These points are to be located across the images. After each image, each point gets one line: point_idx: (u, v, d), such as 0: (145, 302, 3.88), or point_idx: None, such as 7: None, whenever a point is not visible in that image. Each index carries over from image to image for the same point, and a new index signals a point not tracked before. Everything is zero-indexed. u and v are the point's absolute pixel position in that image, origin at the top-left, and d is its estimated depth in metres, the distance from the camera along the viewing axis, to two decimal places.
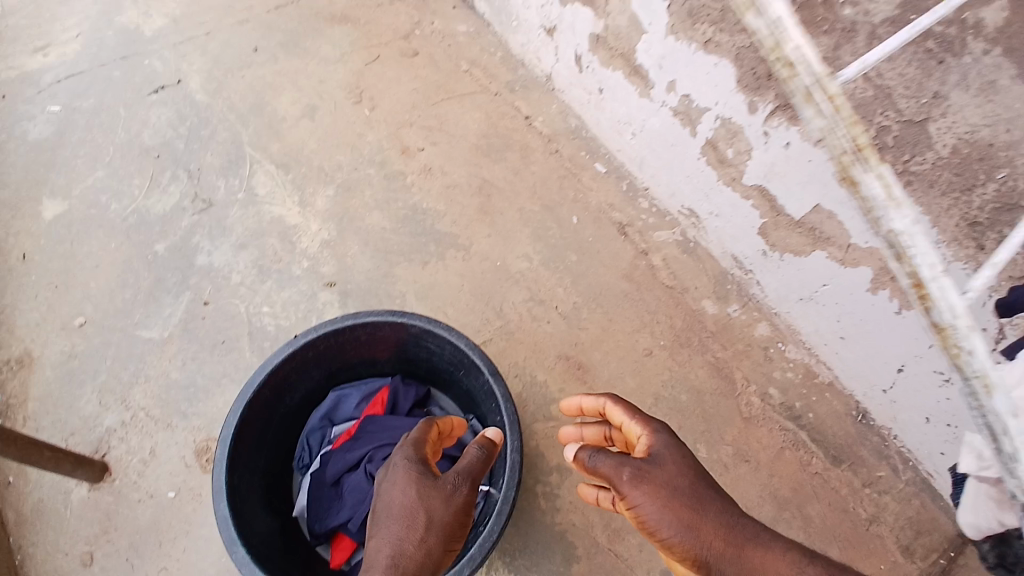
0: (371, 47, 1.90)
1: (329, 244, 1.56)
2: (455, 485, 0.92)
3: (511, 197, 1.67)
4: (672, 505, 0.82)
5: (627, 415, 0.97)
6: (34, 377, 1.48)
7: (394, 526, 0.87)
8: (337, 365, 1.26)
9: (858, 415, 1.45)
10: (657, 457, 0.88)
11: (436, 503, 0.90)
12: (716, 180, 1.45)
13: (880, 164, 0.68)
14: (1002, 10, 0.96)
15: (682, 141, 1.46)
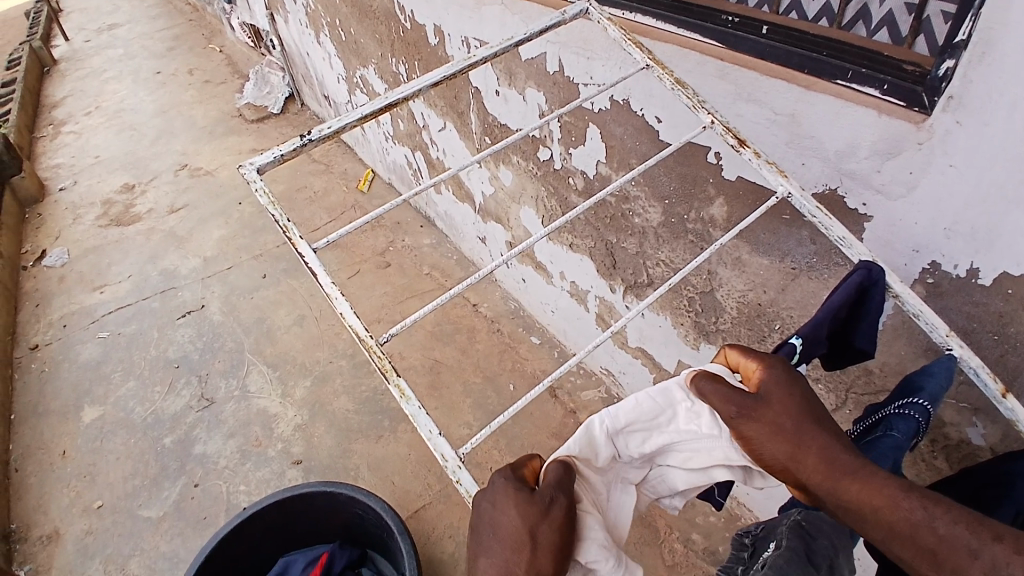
0: (353, 265, 2.43)
1: (302, 427, 1.85)
2: (554, 498, 0.58)
3: (458, 372, 1.97)
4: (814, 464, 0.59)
5: (745, 357, 0.67)
6: (58, 551, 1.73)
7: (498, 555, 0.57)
8: (288, 533, 1.48)
9: None
10: (772, 393, 0.62)
11: (551, 530, 0.56)
12: (612, 346, 1.70)
13: (398, 376, 0.70)
14: (722, 206, 1.10)
15: (582, 315, 1.77)
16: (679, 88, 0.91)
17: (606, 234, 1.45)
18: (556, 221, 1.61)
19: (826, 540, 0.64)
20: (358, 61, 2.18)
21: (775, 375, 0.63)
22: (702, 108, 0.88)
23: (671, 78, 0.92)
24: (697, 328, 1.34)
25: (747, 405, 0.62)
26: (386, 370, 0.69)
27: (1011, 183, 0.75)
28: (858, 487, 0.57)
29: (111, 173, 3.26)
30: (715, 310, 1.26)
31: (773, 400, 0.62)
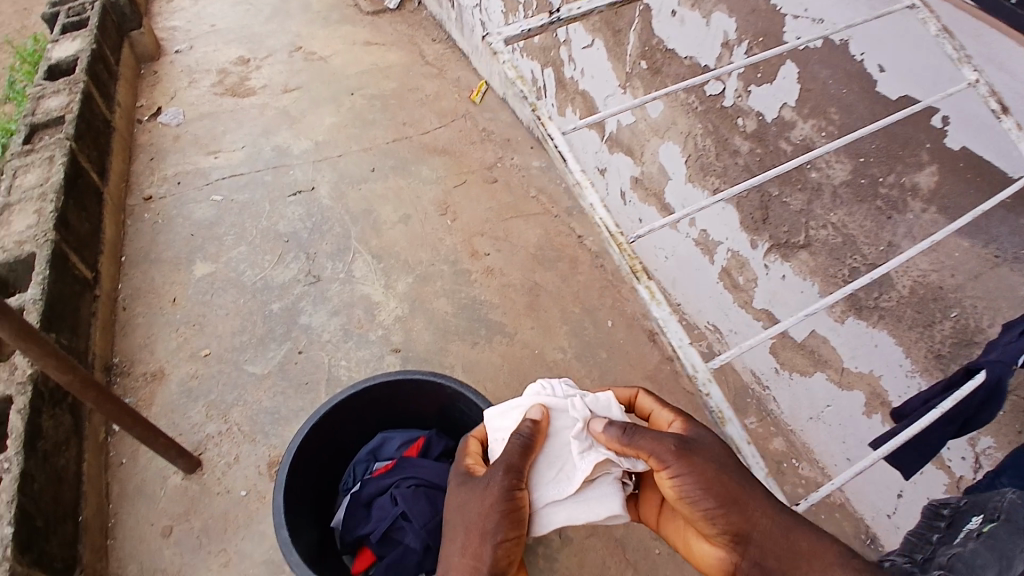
0: (461, 174, 2.38)
1: (401, 318, 1.88)
2: (497, 483, 0.94)
3: (557, 298, 1.96)
4: (751, 515, 0.81)
5: (660, 407, 1.01)
6: (162, 388, 1.76)
7: (461, 538, 0.92)
8: (390, 411, 1.51)
9: (868, 540, 1.56)
10: (702, 442, 0.88)
11: (483, 504, 0.93)
12: (731, 302, 1.69)
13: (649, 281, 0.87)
14: (932, 176, 1.13)
15: (704, 266, 1.74)
16: (946, 36, 0.84)
17: (768, 186, 1.43)
18: (704, 163, 1.57)
19: None
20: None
21: (706, 433, 0.89)
22: (969, 64, 0.83)
23: (937, 24, 0.85)
24: (849, 301, 1.39)
25: (677, 447, 0.86)
26: (640, 275, 0.88)
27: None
28: (798, 547, 0.79)
29: (228, 44, 3.28)
30: (884, 286, 1.30)
31: (699, 449, 0.86)
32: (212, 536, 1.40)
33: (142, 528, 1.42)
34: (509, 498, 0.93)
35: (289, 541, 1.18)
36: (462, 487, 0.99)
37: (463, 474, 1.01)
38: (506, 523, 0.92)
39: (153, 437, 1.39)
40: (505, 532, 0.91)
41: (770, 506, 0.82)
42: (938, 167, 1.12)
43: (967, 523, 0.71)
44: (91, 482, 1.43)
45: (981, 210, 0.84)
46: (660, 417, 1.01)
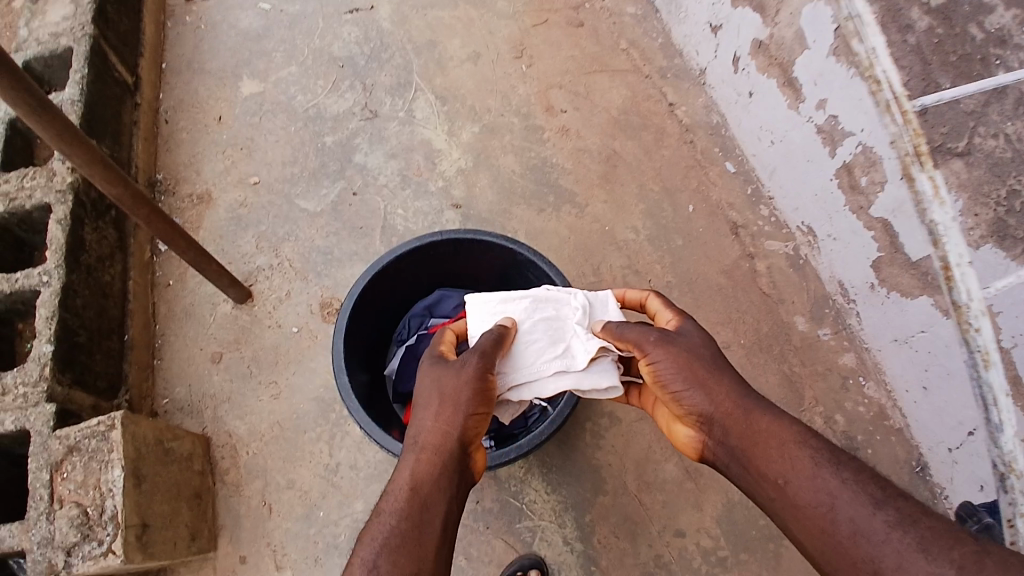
0: (542, 11, 2.01)
1: (463, 172, 1.72)
2: (463, 368, 1.03)
3: (635, 172, 1.75)
4: (721, 398, 0.96)
5: (668, 309, 1.10)
6: (210, 212, 1.67)
7: (432, 407, 1.01)
8: (450, 268, 1.41)
9: (916, 467, 1.49)
10: (689, 335, 1.02)
11: (459, 381, 1.01)
12: (842, 204, 1.51)
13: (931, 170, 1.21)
14: None
15: (819, 160, 1.54)
16: None
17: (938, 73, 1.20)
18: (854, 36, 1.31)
19: None
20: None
21: (696, 331, 1.03)
22: None
23: None
24: None
25: (653, 338, 1.01)
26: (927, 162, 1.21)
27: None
28: (763, 426, 0.93)
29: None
30: None
31: (673, 340, 1.01)
32: (263, 367, 1.34)
33: (192, 350, 1.37)
34: (482, 377, 1.03)
35: (348, 386, 1.14)
36: (424, 370, 1.07)
37: (428, 358, 1.09)
38: (477, 398, 1.01)
39: (205, 263, 1.31)
40: (477, 407, 1.01)
41: (739, 393, 0.96)
42: None
43: None
44: (137, 301, 1.41)
45: None
46: (662, 316, 1.10)
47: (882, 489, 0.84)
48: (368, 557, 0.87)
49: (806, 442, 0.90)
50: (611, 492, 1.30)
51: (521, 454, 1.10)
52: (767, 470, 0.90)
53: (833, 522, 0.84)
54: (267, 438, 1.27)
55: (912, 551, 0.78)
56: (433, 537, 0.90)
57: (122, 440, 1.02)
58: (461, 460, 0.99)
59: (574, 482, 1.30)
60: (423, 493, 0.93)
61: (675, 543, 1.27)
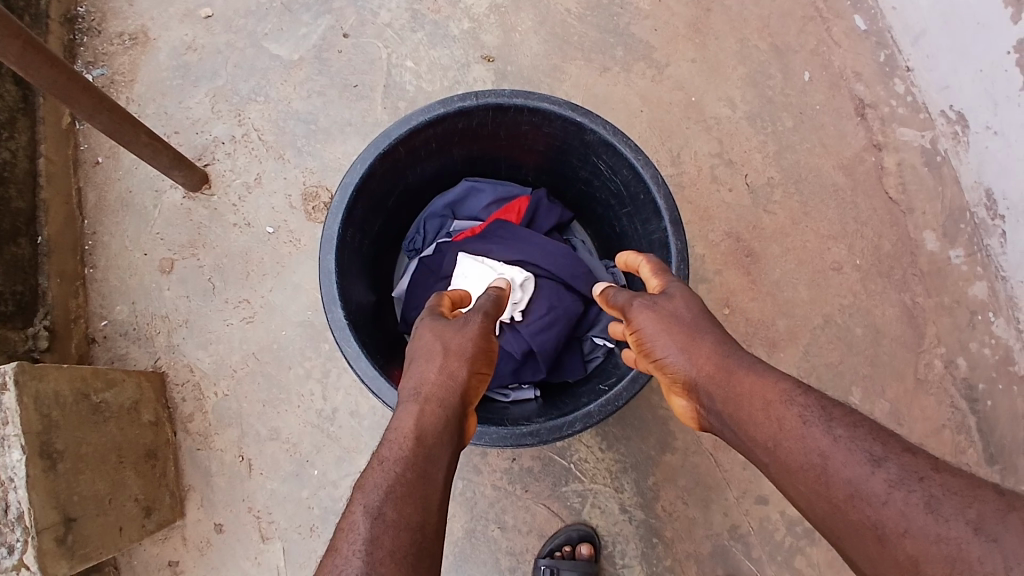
0: None
1: (499, 10, 1.22)
2: (467, 321, 0.69)
3: (736, 21, 1.26)
4: (701, 355, 0.64)
5: (651, 270, 0.75)
6: (146, 59, 1.20)
7: (417, 363, 0.66)
8: (481, 150, 1.00)
9: None
10: (672, 289, 0.70)
11: (462, 338, 0.68)
12: (1018, 88, 1.10)
13: None
14: None
15: (996, 25, 1.12)
16: None
17: None
18: None
19: None
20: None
21: (679, 285, 0.71)
22: None
23: None
24: None
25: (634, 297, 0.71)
26: None
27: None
28: (752, 382, 0.60)
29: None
30: None
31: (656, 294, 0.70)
32: (229, 280, 1.05)
33: (132, 257, 1.07)
34: (490, 337, 0.70)
35: (343, 322, 0.79)
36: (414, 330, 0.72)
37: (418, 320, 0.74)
38: (482, 361, 0.68)
39: (127, 131, 0.91)
40: (483, 365, 0.68)
41: (725, 348, 0.64)
42: None
43: None
44: (52, 187, 1.06)
45: None
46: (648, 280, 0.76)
47: (883, 439, 0.53)
48: (369, 502, 0.53)
49: (792, 390, 0.58)
50: (680, 451, 1.05)
51: (586, 427, 0.78)
52: (753, 436, 0.58)
53: (826, 486, 0.52)
54: (239, 373, 1.03)
55: (920, 511, 0.48)
56: (440, 499, 0.55)
57: (20, 406, 0.79)
58: (465, 427, 0.65)
59: (636, 437, 1.05)
60: (426, 449, 0.58)
61: (756, 511, 1.05)
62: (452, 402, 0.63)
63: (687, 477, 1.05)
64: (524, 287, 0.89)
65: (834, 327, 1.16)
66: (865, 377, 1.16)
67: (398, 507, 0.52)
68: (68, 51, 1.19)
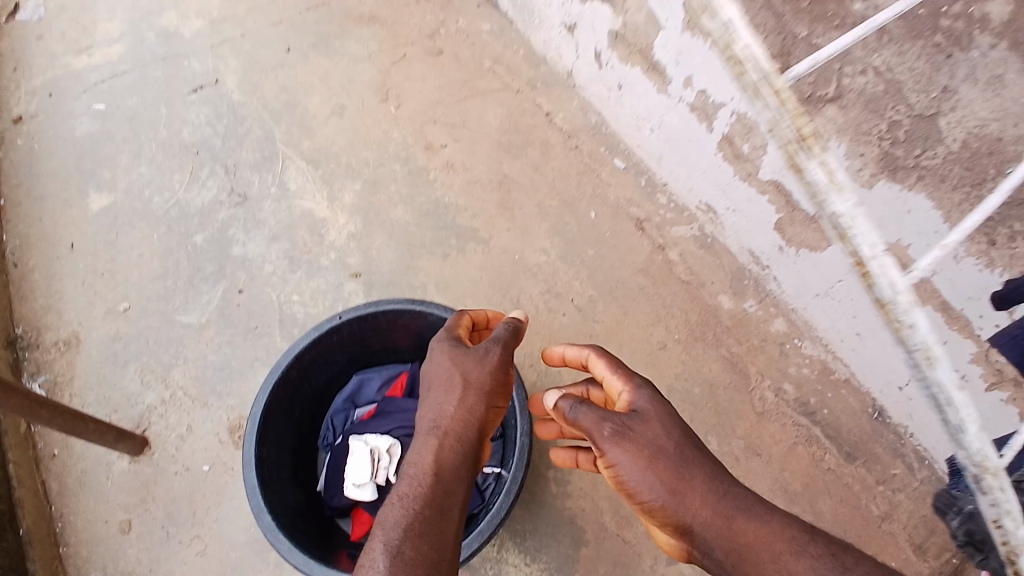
0: (398, 47, 1.92)
1: (355, 237, 1.60)
2: (491, 355, 0.95)
3: (531, 192, 1.69)
4: (697, 501, 0.79)
5: (616, 376, 0.98)
6: (80, 356, 1.47)
7: (438, 394, 0.91)
8: (362, 349, 1.29)
9: (874, 412, 1.44)
10: (644, 415, 0.88)
11: (479, 371, 0.93)
12: (732, 176, 1.45)
13: (821, 153, 0.81)
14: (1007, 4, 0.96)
15: (698, 135, 1.48)
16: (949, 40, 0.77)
17: (793, 24, 1.10)
18: None
19: None
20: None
21: (647, 410, 0.89)
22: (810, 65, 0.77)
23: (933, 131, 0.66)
24: (884, 160, 1.10)
25: (611, 428, 0.86)
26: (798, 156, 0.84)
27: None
28: (734, 506, 0.78)
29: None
30: (932, 140, 1.05)
31: (641, 430, 0.86)
32: (180, 522, 1.24)
33: (95, 527, 1.25)
34: (500, 373, 0.95)
35: (272, 524, 0.99)
36: (439, 350, 0.97)
37: (442, 344, 0.97)
38: (489, 396, 0.92)
39: (78, 423, 1.12)
40: (493, 400, 0.92)
41: (714, 486, 0.80)
42: None
43: None
44: (24, 485, 1.27)
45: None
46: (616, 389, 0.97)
47: None
48: (390, 540, 0.73)
49: (801, 546, 0.72)
50: (592, 541, 1.24)
51: (483, 542, 1.00)
52: None
53: None
54: None
55: None
56: (453, 534, 0.78)
57: None
58: (478, 451, 0.89)
59: (553, 541, 1.24)
60: (443, 483, 0.81)
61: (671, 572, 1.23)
62: (467, 432, 0.88)
63: (607, 560, 1.24)
64: (388, 451, 1.19)
65: (678, 393, 1.48)
66: (714, 425, 1.46)
67: (415, 548, 0.73)
68: (15, 368, 1.47)
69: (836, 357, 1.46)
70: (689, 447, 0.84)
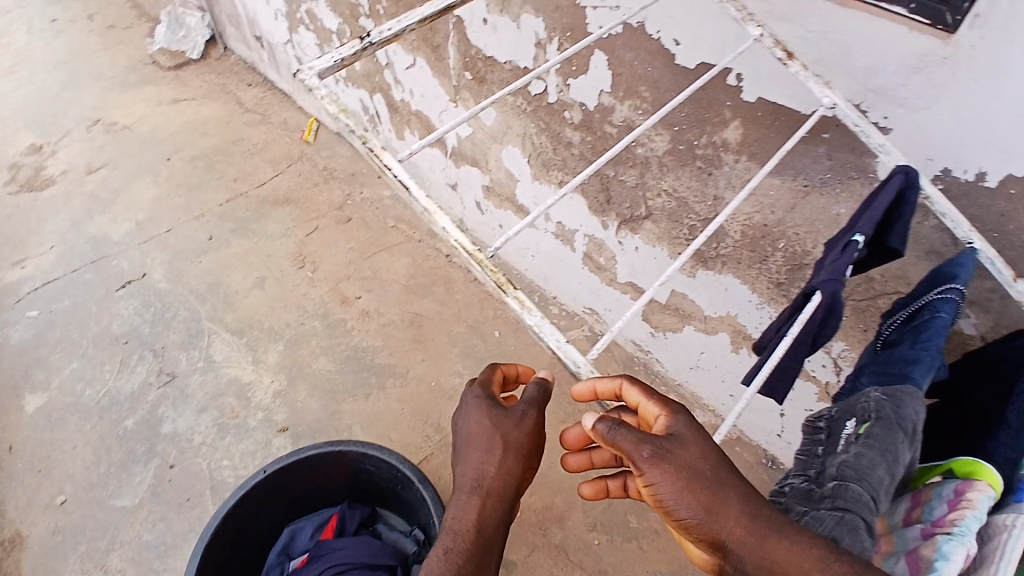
0: (310, 220, 2.21)
1: (281, 393, 1.78)
2: (524, 412, 0.81)
3: (441, 324, 1.93)
4: (737, 527, 0.59)
5: (648, 397, 0.70)
6: (22, 556, 1.53)
7: (473, 453, 0.79)
8: (292, 500, 1.38)
9: (768, 462, 1.62)
10: (683, 435, 0.64)
11: (517, 430, 0.79)
12: (600, 283, 1.75)
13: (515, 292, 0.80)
14: (737, 129, 1.11)
15: (568, 255, 1.79)
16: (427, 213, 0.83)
17: (604, 167, 1.44)
18: (545, 160, 1.58)
19: (913, 409, 0.72)
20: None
21: (686, 426, 0.65)
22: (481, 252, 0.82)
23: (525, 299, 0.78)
24: (695, 255, 1.39)
25: (646, 446, 0.62)
26: (503, 285, 0.80)
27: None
28: (783, 550, 0.57)
29: (7, 108, 2.64)
30: (718, 235, 1.30)
31: (676, 446, 0.63)
32: None
33: None
34: (538, 432, 0.82)
35: None
36: (468, 403, 0.85)
37: (471, 397, 0.85)
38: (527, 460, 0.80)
39: None
40: (531, 461, 0.80)
41: (752, 508, 0.60)
42: (739, 120, 1.10)
43: (844, 427, 0.76)
44: None
45: (777, 160, 0.87)
46: (647, 412, 0.70)
47: None
48: None
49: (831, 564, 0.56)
50: None
51: None
52: None
53: None
54: None
55: None
56: None
57: None
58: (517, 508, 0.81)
59: None
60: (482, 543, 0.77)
61: None
62: (506, 496, 0.78)
63: None
64: None
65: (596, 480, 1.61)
66: (633, 503, 1.57)
67: None
68: None
69: (724, 419, 1.65)
70: (731, 467, 0.63)
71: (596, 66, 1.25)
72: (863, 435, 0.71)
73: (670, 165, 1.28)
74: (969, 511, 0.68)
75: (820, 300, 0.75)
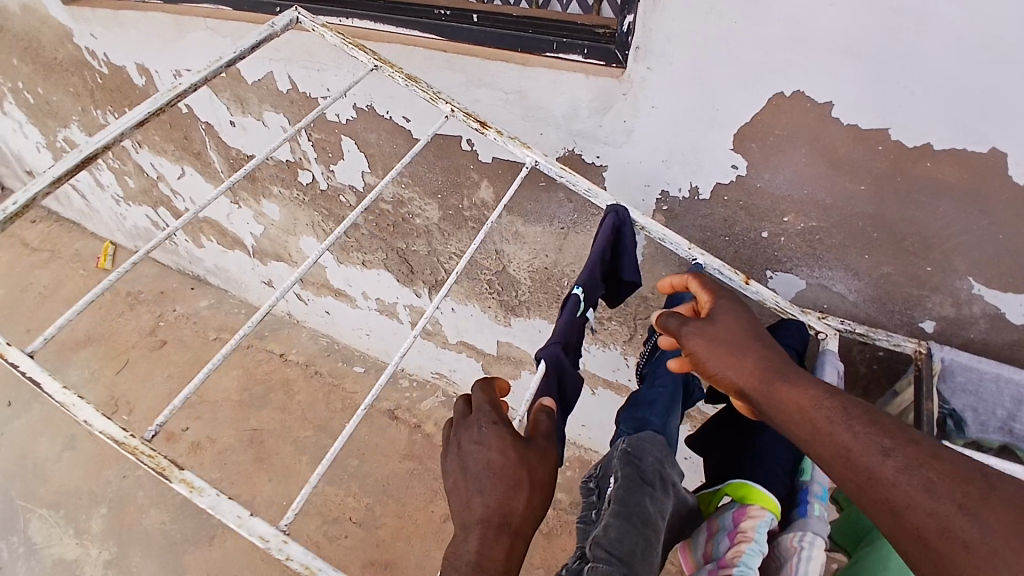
0: (118, 356, 1.96)
1: (112, 564, 1.55)
2: (547, 446, 0.63)
3: (284, 434, 1.78)
4: (754, 376, 0.60)
5: (704, 290, 0.72)
6: None
7: (493, 492, 0.58)
8: None
9: None
10: (722, 314, 0.67)
11: (543, 466, 0.61)
12: (437, 348, 1.70)
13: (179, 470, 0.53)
14: (488, 189, 1.13)
15: (396, 329, 1.73)
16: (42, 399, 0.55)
17: (394, 241, 1.42)
18: (342, 244, 1.53)
19: (653, 455, 0.67)
20: (69, 40, 1.41)
21: (726, 308, 0.67)
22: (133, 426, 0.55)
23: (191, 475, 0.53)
24: (503, 305, 1.40)
25: (686, 324, 0.67)
26: (163, 468, 0.53)
27: (884, 21, 0.69)
28: (790, 389, 0.57)
29: None
30: (513, 284, 1.32)
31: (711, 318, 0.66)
32: None
33: None
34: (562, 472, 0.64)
35: None
36: (476, 432, 0.62)
37: (479, 423, 0.63)
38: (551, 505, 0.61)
39: None
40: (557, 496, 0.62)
41: (778, 364, 0.60)
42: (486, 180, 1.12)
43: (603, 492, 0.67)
44: None
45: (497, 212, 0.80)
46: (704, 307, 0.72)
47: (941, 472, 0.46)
48: None
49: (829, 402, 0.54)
50: None
51: None
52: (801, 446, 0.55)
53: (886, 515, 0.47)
54: None
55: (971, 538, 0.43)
56: None
57: None
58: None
59: None
60: None
61: None
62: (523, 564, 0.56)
63: None
64: None
65: None
66: None
67: None
68: None
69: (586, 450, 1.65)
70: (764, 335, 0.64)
71: (350, 150, 1.23)
72: (611, 499, 0.63)
73: (448, 230, 1.28)
74: (747, 545, 0.66)
75: (543, 367, 0.71)
